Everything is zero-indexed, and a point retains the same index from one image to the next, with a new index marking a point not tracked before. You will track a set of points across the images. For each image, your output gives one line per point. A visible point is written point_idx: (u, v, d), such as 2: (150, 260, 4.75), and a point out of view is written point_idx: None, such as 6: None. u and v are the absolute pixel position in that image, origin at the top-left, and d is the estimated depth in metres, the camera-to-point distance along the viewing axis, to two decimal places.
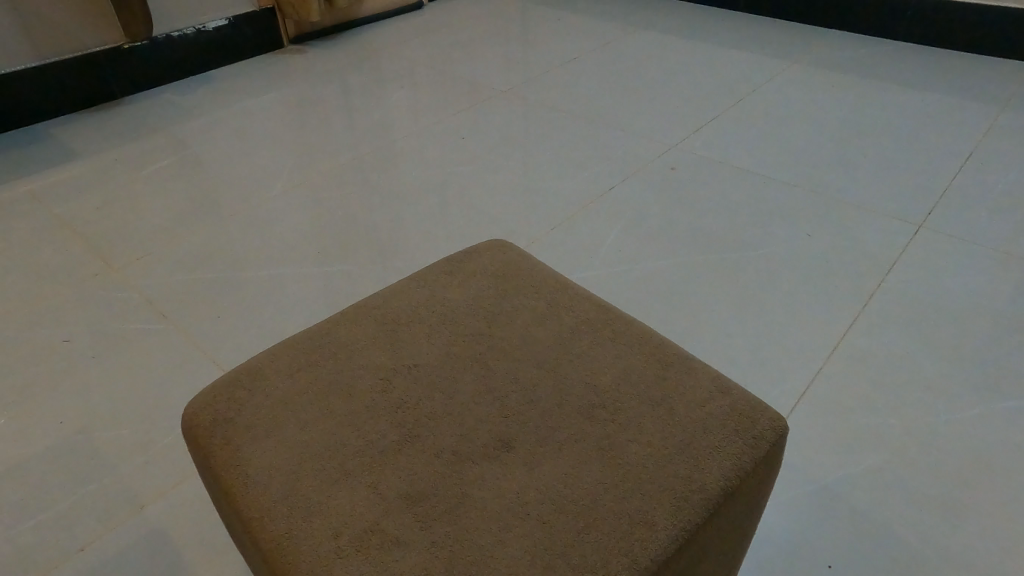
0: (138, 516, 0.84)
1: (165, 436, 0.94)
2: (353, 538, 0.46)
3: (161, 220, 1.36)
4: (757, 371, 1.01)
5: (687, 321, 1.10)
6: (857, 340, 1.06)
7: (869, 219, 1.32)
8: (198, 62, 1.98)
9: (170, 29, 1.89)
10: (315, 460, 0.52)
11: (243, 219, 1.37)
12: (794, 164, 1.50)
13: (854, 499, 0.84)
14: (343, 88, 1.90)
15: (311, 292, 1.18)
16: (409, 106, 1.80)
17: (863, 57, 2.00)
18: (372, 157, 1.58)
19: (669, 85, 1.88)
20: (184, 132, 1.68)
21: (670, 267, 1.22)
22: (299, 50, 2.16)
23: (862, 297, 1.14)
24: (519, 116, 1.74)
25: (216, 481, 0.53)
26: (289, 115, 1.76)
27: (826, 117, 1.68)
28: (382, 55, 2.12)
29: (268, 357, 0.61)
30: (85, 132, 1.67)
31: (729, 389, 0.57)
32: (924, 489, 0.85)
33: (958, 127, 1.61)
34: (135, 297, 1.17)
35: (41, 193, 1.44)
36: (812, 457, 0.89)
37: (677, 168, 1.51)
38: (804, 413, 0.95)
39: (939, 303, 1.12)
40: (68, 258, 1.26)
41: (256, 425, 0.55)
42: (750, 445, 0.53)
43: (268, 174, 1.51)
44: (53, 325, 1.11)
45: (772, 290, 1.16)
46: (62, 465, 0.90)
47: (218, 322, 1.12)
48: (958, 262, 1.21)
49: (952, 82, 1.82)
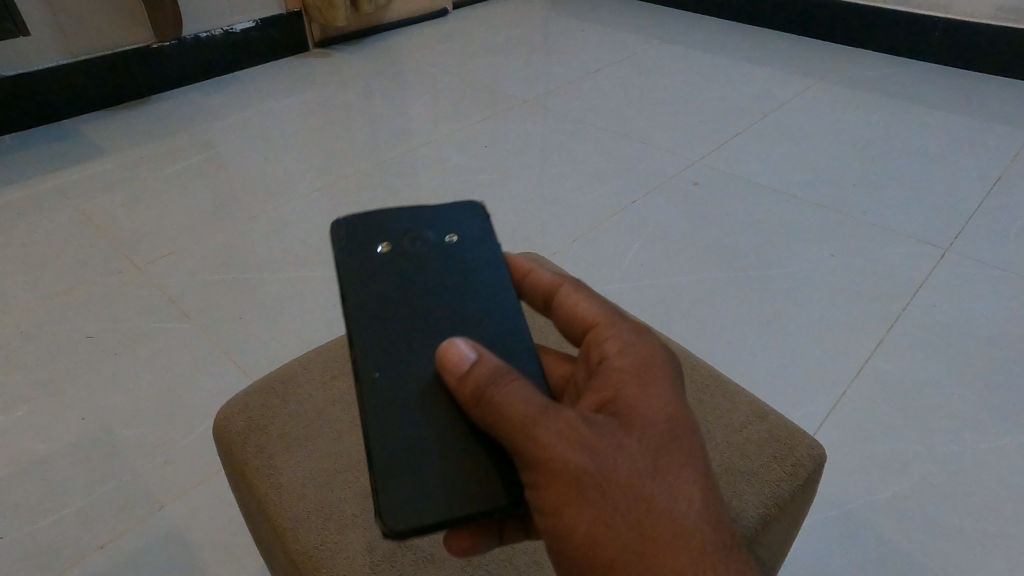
0: (157, 516, 0.84)
1: (186, 435, 0.94)
2: (388, 555, 0.48)
3: (185, 219, 1.37)
4: (780, 391, 1.00)
5: (709, 338, 1.09)
6: (882, 363, 1.04)
7: (895, 240, 1.31)
8: (225, 63, 1.99)
9: (199, 30, 1.91)
10: (349, 473, 0.53)
11: (266, 220, 1.37)
12: (817, 183, 1.49)
13: (878, 526, 0.83)
14: (366, 92, 1.92)
15: (332, 295, 1.18)
16: (432, 113, 1.81)
17: (887, 77, 1.99)
18: (394, 162, 1.58)
19: (692, 99, 1.88)
20: (209, 132, 1.69)
21: (692, 283, 1.21)
22: (323, 54, 2.18)
23: (887, 320, 1.12)
24: (542, 126, 1.74)
25: (246, 485, 0.54)
26: (313, 118, 1.77)
27: (850, 136, 1.68)
28: (406, 61, 2.13)
29: (302, 365, 0.62)
30: (111, 129, 1.69)
31: (766, 415, 0.56)
32: (950, 518, 0.83)
33: (986, 150, 1.60)
34: (158, 295, 1.18)
35: (67, 189, 1.46)
36: (836, 482, 0.88)
37: (699, 182, 1.50)
38: (828, 436, 0.94)
39: (967, 328, 1.10)
40: (92, 254, 1.27)
41: (289, 434, 0.56)
42: (789, 473, 0.52)
43: (292, 176, 1.52)
44: (76, 321, 1.12)
45: (795, 309, 1.15)
46: (84, 461, 0.90)
47: (239, 323, 1.12)
48: (985, 286, 1.19)
49: (978, 105, 1.81)
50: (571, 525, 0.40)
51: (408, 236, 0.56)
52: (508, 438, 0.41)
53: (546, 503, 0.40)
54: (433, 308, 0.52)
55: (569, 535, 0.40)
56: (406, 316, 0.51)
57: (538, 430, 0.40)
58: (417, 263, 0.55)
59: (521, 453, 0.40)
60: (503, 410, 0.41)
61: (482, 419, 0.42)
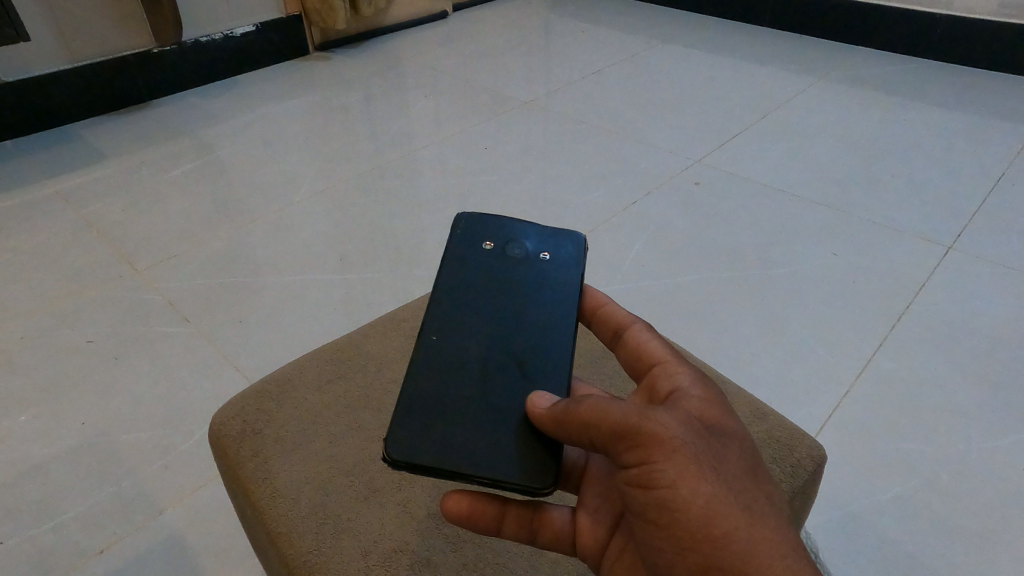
0: (156, 521, 0.84)
1: (186, 440, 0.94)
2: (382, 557, 0.48)
3: (186, 223, 1.37)
4: (783, 391, 0.99)
5: (710, 338, 1.09)
6: (886, 363, 1.03)
7: (897, 239, 1.30)
8: (225, 68, 2.00)
9: (200, 34, 1.91)
10: (344, 474, 0.53)
11: (266, 223, 1.37)
12: (819, 182, 1.48)
13: (882, 527, 0.82)
14: (366, 95, 1.92)
15: (332, 299, 1.18)
16: (432, 115, 1.81)
17: (889, 75, 1.99)
18: (394, 165, 1.58)
19: (693, 99, 1.88)
20: (209, 136, 1.69)
21: (693, 283, 1.20)
22: (324, 57, 2.18)
23: (889, 319, 1.11)
24: (542, 127, 1.74)
25: (241, 490, 0.54)
26: (313, 122, 1.77)
27: (852, 134, 1.67)
28: (406, 64, 2.13)
29: (296, 368, 0.62)
30: (112, 134, 1.70)
31: (765, 415, 0.57)
32: (955, 519, 0.82)
33: (989, 148, 1.58)
34: (158, 299, 1.18)
35: (68, 194, 1.46)
36: (839, 482, 0.87)
37: (701, 182, 1.50)
38: (831, 436, 0.93)
39: (971, 326, 1.09)
40: (93, 259, 1.27)
41: (284, 437, 0.56)
42: (789, 474, 0.53)
43: (292, 179, 1.52)
44: (76, 325, 1.12)
45: (797, 308, 1.14)
46: (84, 466, 0.90)
47: (239, 326, 1.12)
48: (990, 284, 1.18)
49: (980, 102, 1.80)
50: (692, 505, 0.38)
51: (509, 243, 0.59)
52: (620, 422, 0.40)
53: (666, 483, 0.38)
54: (498, 303, 0.55)
55: (688, 515, 0.38)
56: (472, 305, 0.55)
57: (656, 419, 0.40)
58: (507, 266, 0.58)
59: (638, 430, 0.39)
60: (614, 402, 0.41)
61: (589, 412, 0.42)
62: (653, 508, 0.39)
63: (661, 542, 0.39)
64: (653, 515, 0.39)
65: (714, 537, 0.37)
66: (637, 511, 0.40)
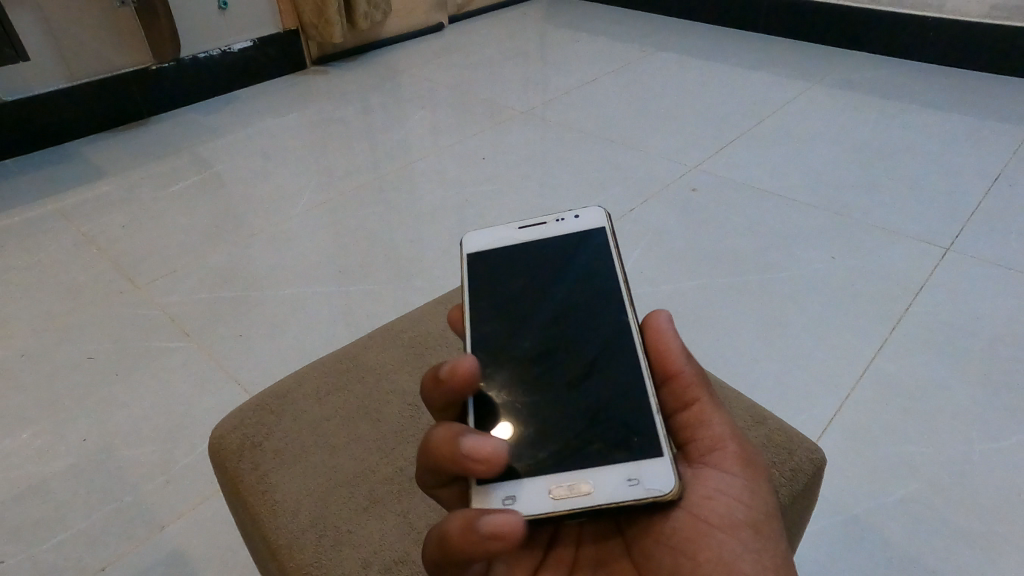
0: (158, 537, 0.84)
1: (187, 455, 0.93)
2: (383, 568, 0.48)
3: (186, 239, 1.37)
4: (784, 396, 0.99)
5: (710, 344, 1.09)
6: (887, 365, 1.03)
7: (895, 241, 1.30)
8: (223, 83, 2.01)
9: (197, 51, 1.92)
10: (343, 486, 0.53)
11: (266, 237, 1.38)
12: (814, 186, 1.49)
13: (886, 531, 0.82)
14: (364, 107, 1.93)
15: (332, 311, 1.18)
16: (429, 126, 1.82)
17: (884, 78, 2.00)
18: (393, 177, 1.59)
19: (689, 105, 1.89)
20: (208, 151, 1.70)
21: (692, 289, 1.20)
22: (321, 71, 2.20)
23: (889, 321, 1.11)
24: (539, 136, 1.75)
25: (242, 503, 0.54)
26: (312, 135, 1.78)
27: (848, 138, 1.67)
28: (403, 76, 2.14)
29: (294, 380, 0.62)
30: (111, 151, 1.70)
31: (764, 419, 0.58)
32: (959, 522, 0.82)
33: (985, 149, 1.59)
34: (159, 314, 1.18)
35: (68, 211, 1.47)
36: (842, 486, 0.87)
37: (698, 189, 1.50)
38: (832, 440, 0.92)
39: (971, 327, 1.09)
40: (93, 275, 1.27)
41: (283, 451, 0.56)
42: (789, 479, 0.53)
43: (291, 193, 1.53)
44: (77, 342, 1.12)
45: (796, 312, 1.14)
46: (85, 482, 0.90)
47: (239, 340, 1.12)
48: (988, 285, 1.18)
49: (975, 103, 1.81)
50: (773, 543, 0.43)
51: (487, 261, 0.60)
52: (726, 433, 0.47)
53: (759, 511, 0.44)
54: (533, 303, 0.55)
55: (771, 548, 0.43)
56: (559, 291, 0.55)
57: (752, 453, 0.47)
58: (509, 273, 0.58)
59: (740, 449, 0.47)
60: (721, 415, 0.48)
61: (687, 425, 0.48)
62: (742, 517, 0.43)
63: (742, 560, 0.42)
64: (744, 531, 0.43)
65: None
66: (721, 524, 0.43)
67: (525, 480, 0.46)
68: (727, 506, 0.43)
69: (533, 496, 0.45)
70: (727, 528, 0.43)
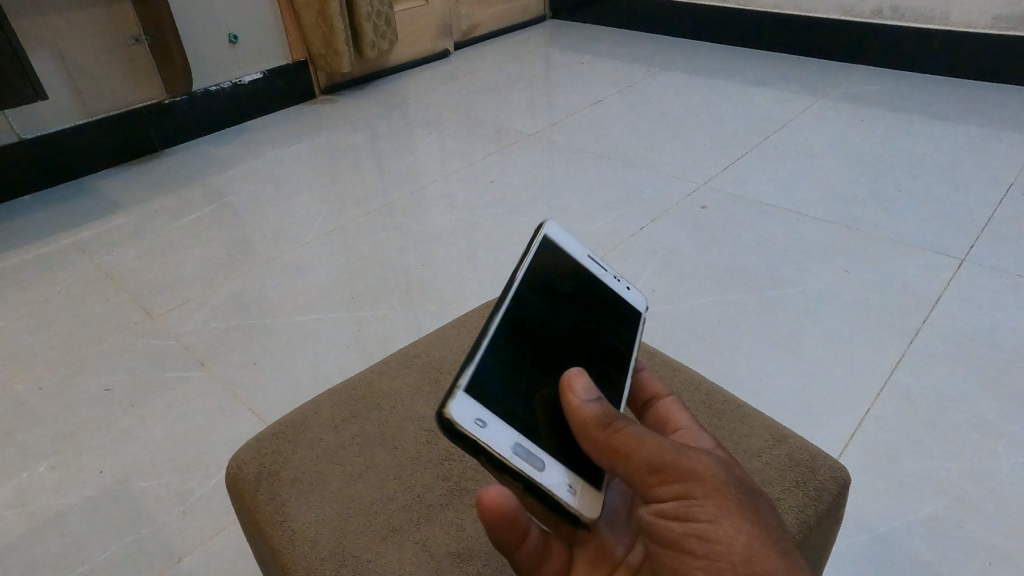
0: (175, 568, 0.83)
1: (203, 485, 0.93)
2: None
3: (199, 268, 1.39)
4: (801, 413, 0.98)
5: (725, 361, 1.08)
6: (905, 379, 1.02)
7: (910, 254, 1.29)
8: (234, 115, 2.04)
9: (209, 84, 1.96)
10: (361, 515, 0.53)
11: (278, 264, 1.39)
12: (823, 200, 1.49)
13: (913, 549, 0.80)
14: (372, 135, 1.96)
15: (344, 337, 1.19)
16: (437, 152, 1.84)
17: (889, 91, 2.00)
18: (403, 202, 1.61)
19: (695, 124, 1.90)
20: (221, 181, 1.72)
21: (705, 307, 1.20)
22: (330, 100, 2.24)
23: (907, 335, 1.10)
24: (545, 158, 1.77)
25: (261, 535, 0.54)
26: (322, 163, 1.80)
27: (855, 151, 1.68)
28: (411, 102, 2.17)
29: (312, 408, 0.62)
30: (125, 184, 1.73)
31: (786, 438, 0.57)
32: (987, 538, 0.80)
33: (995, 158, 1.58)
34: (174, 344, 1.19)
35: (84, 245, 1.49)
36: (864, 505, 0.85)
37: (707, 207, 1.50)
38: (854, 457, 0.91)
39: (992, 339, 1.08)
40: (110, 307, 1.29)
41: (301, 479, 0.56)
42: (814, 498, 0.53)
43: (303, 221, 1.54)
44: (93, 375, 1.13)
45: (810, 326, 1.14)
46: (102, 514, 0.90)
47: (253, 368, 1.13)
48: (1006, 296, 1.17)
49: (983, 113, 1.81)
50: (727, 541, 0.40)
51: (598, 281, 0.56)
52: (652, 461, 0.42)
53: (703, 517, 0.41)
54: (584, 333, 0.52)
55: (725, 548, 0.40)
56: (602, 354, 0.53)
57: (690, 458, 0.42)
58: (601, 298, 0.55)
59: (672, 468, 0.42)
60: (643, 444, 0.42)
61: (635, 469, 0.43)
62: (690, 538, 0.41)
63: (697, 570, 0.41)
64: (689, 543, 0.41)
65: (750, 565, 0.40)
66: (672, 542, 0.42)
67: (503, 425, 0.42)
68: (677, 518, 0.42)
69: (502, 439, 0.41)
70: (677, 542, 0.42)
